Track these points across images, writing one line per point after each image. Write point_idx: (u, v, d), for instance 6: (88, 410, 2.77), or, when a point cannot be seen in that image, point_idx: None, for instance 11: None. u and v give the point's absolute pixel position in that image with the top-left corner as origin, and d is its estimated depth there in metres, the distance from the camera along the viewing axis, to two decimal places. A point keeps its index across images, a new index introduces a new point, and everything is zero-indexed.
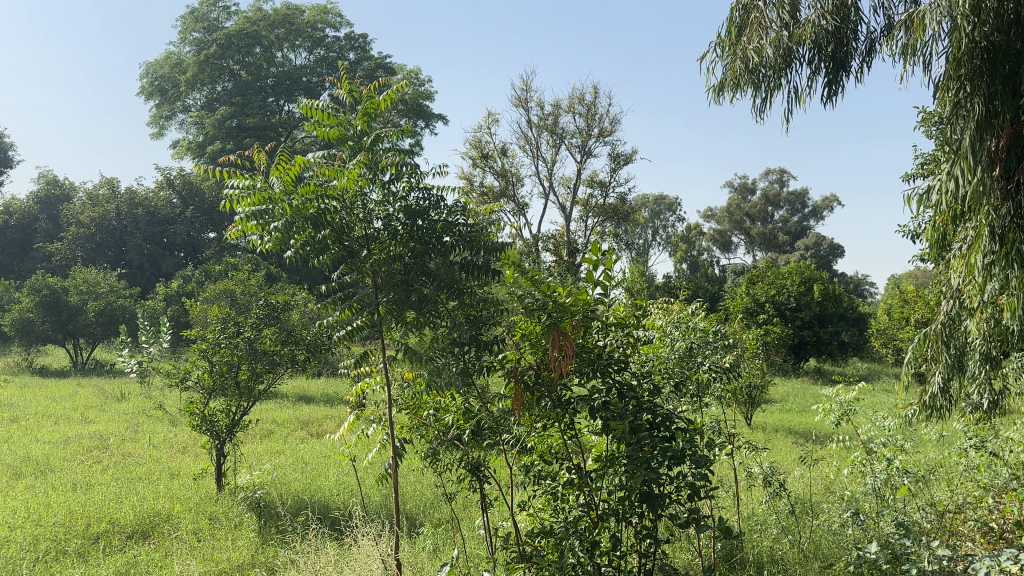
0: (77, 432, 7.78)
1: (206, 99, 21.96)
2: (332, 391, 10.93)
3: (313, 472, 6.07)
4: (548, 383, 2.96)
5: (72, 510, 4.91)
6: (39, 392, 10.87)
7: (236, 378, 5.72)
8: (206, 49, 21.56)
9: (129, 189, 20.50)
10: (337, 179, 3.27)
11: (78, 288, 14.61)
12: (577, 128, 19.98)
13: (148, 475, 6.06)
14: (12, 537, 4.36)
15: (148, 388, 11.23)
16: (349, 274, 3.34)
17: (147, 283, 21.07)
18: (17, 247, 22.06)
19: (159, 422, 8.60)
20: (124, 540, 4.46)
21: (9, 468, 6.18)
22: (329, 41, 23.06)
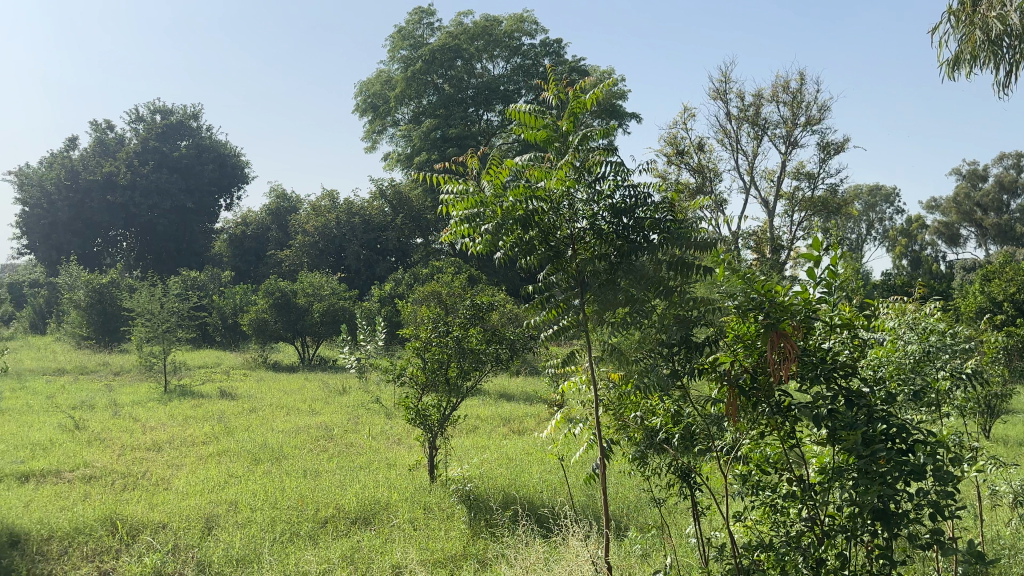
0: (306, 423, 8.60)
1: (413, 112, 23.46)
2: (531, 390, 11.18)
3: (518, 468, 6.22)
4: (765, 388, 2.78)
5: (303, 495, 5.40)
6: (274, 386, 12.15)
7: (446, 375, 6.00)
8: (413, 65, 23.00)
9: (347, 201, 22.48)
10: (545, 180, 3.29)
11: (305, 291, 16.11)
12: (780, 118, 18.94)
13: (368, 464, 6.55)
14: (254, 518, 4.87)
15: (365, 383, 12.17)
16: (554, 274, 3.39)
17: (363, 286, 22.84)
18: (252, 254, 25.08)
19: (376, 415, 9.27)
20: (349, 525, 4.84)
21: (252, 454, 6.95)
22: (525, 49, 23.41)
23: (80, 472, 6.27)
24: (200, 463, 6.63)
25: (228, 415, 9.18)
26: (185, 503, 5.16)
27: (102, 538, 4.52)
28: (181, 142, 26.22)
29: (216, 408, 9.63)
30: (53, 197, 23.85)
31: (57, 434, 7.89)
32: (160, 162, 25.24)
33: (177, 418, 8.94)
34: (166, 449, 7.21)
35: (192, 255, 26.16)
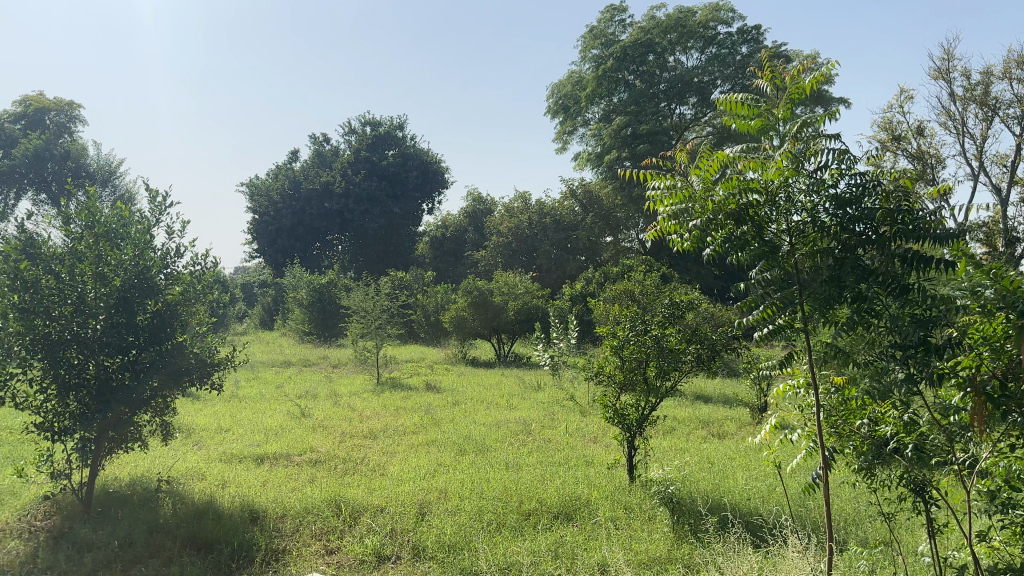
0: (506, 417, 8.87)
1: (604, 111, 23.47)
2: (730, 392, 10.76)
3: (722, 473, 6.01)
4: (1019, 396, 2.47)
5: (507, 487, 5.57)
6: (474, 380, 12.68)
7: (645, 374, 5.93)
8: (604, 63, 23.06)
9: (539, 202, 22.99)
10: (761, 171, 3.14)
11: (501, 290, 16.62)
12: (1016, 96, 16.73)
13: (567, 461, 6.63)
14: (463, 506, 5.10)
15: (560, 379, 12.34)
16: (769, 272, 3.19)
17: (555, 285, 23.23)
18: (451, 255, 26.41)
19: (572, 412, 9.36)
20: (552, 519, 4.93)
21: (457, 444, 7.29)
22: (721, 38, 22.29)
23: (308, 456, 6.92)
24: (411, 452, 7.07)
25: (433, 407, 9.70)
26: (399, 489, 5.52)
27: (328, 518, 4.94)
28: (389, 151, 28.08)
29: (422, 401, 10.22)
30: (280, 206, 26.64)
31: (288, 420, 8.76)
32: (370, 171, 27.20)
33: (388, 409, 9.59)
34: (380, 438, 7.76)
35: (398, 257, 28.03)
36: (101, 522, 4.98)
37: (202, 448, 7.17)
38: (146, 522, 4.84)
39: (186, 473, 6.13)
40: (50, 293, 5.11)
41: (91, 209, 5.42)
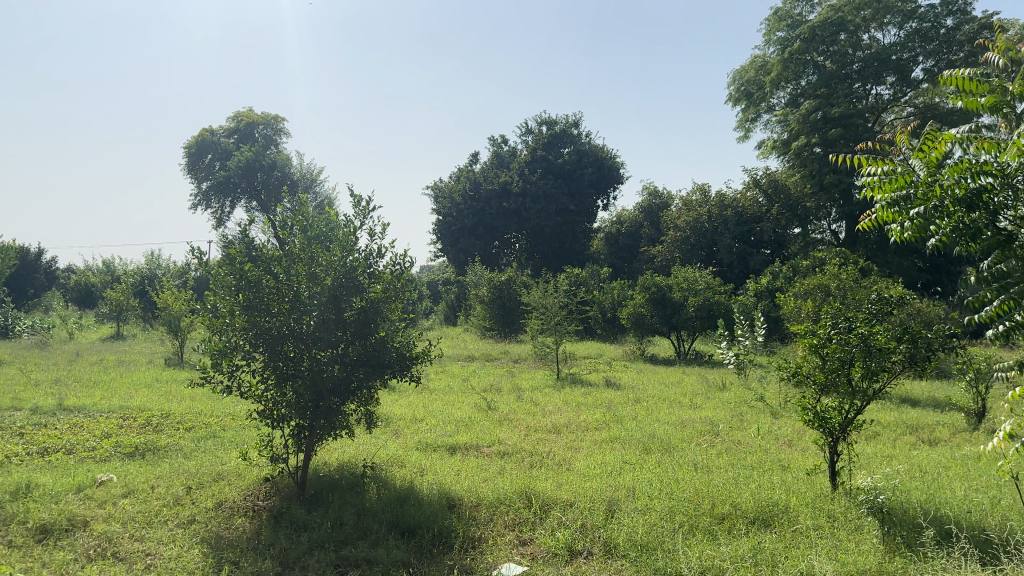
0: (691, 416, 8.67)
1: (790, 95, 22.36)
2: (942, 396, 9.80)
3: (937, 482, 5.49)
4: None
5: (698, 489, 5.43)
6: (655, 378, 12.50)
7: (849, 376, 5.54)
8: (789, 46, 21.89)
9: (719, 194, 22.23)
10: (997, 153, 2.83)
11: (680, 286, 16.21)
12: None
13: (760, 464, 6.36)
14: (654, 506, 5.04)
15: (746, 379, 11.84)
16: (1004, 263, 2.93)
17: (737, 280, 22.35)
18: (627, 251, 26.26)
19: (761, 413, 8.97)
20: (748, 525, 4.75)
21: (642, 443, 7.23)
22: (923, 11, 20.39)
23: (496, 448, 7.14)
24: (597, 448, 7.09)
25: (615, 404, 9.65)
26: (588, 485, 5.55)
27: (521, 510, 5.08)
28: (565, 150, 28.29)
29: (603, 397, 10.21)
30: (461, 207, 27.85)
31: (475, 413, 9.10)
32: (547, 170, 27.59)
33: (569, 405, 9.67)
34: (564, 433, 7.84)
35: (574, 254, 28.25)
36: (314, 504, 5.44)
37: (398, 438, 7.61)
38: (354, 505, 5.23)
39: (385, 461, 6.54)
40: (269, 291, 5.70)
41: (305, 214, 5.95)
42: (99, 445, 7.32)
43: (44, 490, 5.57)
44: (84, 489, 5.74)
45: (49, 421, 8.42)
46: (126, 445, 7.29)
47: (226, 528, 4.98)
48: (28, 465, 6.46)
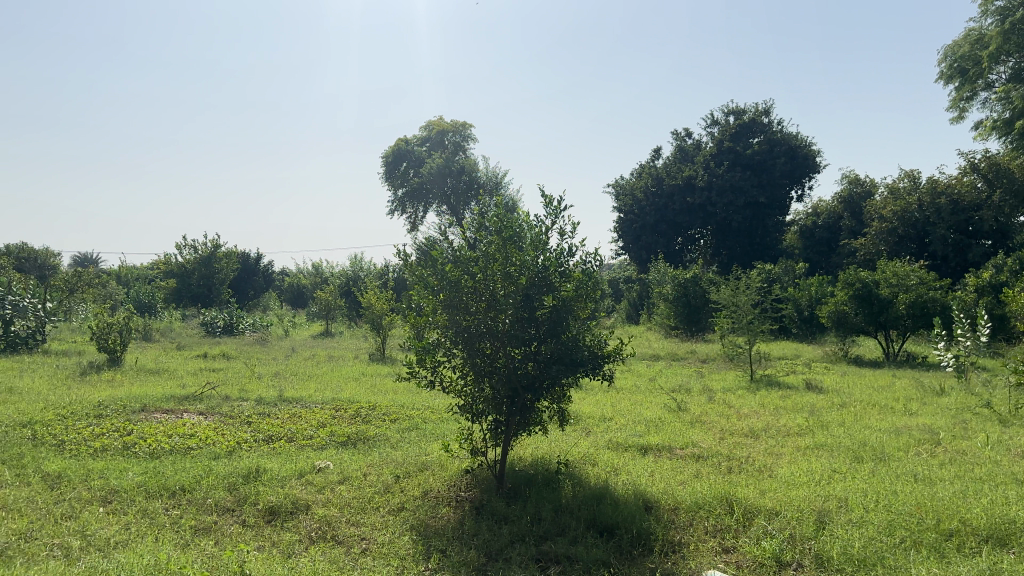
0: (906, 423, 7.91)
1: (1014, 69, 19.74)
2: None
3: None
4: None
5: (921, 502, 4.93)
6: (860, 382, 11.55)
7: None
8: (1012, 15, 19.36)
9: (931, 180, 20.19)
10: None
11: (889, 281, 14.86)
12: None
13: (993, 477, 5.66)
14: (868, 517, 4.66)
15: (969, 384, 10.64)
16: None
17: (955, 274, 20.22)
18: (824, 245, 24.64)
19: (991, 421, 8.00)
20: (982, 546, 4.25)
21: (851, 451, 6.71)
22: None
23: (690, 451, 6.95)
24: (800, 455, 6.67)
25: (818, 409, 9.05)
26: (794, 493, 5.24)
27: (722, 517, 4.90)
28: (754, 139, 26.83)
29: (804, 401, 9.60)
30: (644, 204, 27.59)
31: (666, 414, 8.91)
32: (735, 161, 26.42)
33: (767, 408, 9.20)
34: (763, 438, 7.47)
35: (765, 249, 26.87)
36: (513, 498, 5.59)
37: (590, 436, 7.62)
38: (551, 501, 5.30)
39: (579, 458, 6.57)
40: (468, 291, 5.90)
41: (500, 215, 6.11)
42: (315, 434, 7.99)
43: (271, 474, 6.16)
44: (305, 475, 6.29)
45: (273, 411, 9.31)
46: (339, 435, 7.90)
47: (432, 517, 5.23)
48: (257, 451, 7.19)
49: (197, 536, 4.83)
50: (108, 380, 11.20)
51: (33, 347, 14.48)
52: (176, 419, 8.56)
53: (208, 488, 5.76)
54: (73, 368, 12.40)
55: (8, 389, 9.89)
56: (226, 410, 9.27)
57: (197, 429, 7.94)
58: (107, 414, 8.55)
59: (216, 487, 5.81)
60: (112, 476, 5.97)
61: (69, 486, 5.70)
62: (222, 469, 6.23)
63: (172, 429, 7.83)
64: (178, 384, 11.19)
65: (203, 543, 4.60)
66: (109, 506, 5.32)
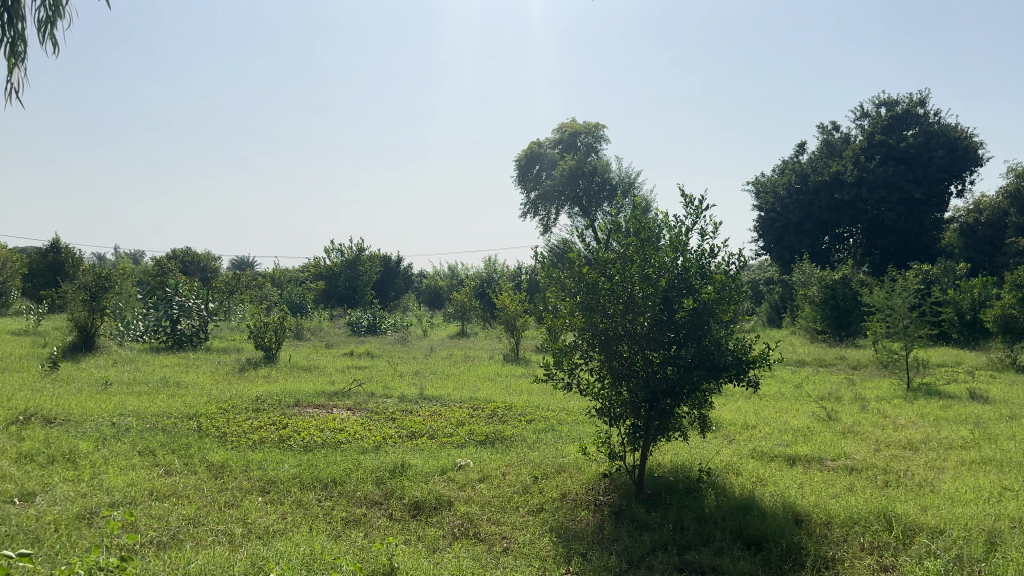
0: None
1: None
2: None
3: None
4: None
5: None
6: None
7: None
8: None
9: None
10: None
11: None
12: None
13: None
14: None
15: None
16: None
17: None
18: (989, 244, 22.57)
19: None
20: None
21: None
22: None
23: (842, 463, 6.55)
24: (965, 470, 6.14)
25: (986, 421, 8.28)
26: (960, 511, 4.84)
27: (879, 533, 4.61)
28: (909, 132, 24.91)
29: (968, 412, 8.80)
30: (785, 201, 26.49)
31: (813, 422, 8.46)
32: (886, 155, 24.70)
33: (926, 419, 8.51)
34: (922, 451, 6.92)
35: (922, 249, 24.83)
36: (654, 505, 5.49)
37: (731, 444, 7.36)
38: (694, 509, 5.16)
39: (721, 466, 6.36)
40: (606, 294, 5.86)
41: (637, 217, 6.03)
42: (455, 432, 8.20)
43: (416, 470, 6.38)
44: (447, 472, 6.47)
45: (414, 408, 9.65)
46: (478, 434, 8.07)
47: (571, 520, 5.25)
48: (402, 447, 7.48)
49: (348, 527, 5.08)
50: (264, 376, 12.02)
51: (198, 344, 15.79)
52: (327, 414, 9.07)
53: (357, 482, 6.04)
54: (233, 364, 13.42)
55: (179, 382, 10.83)
56: (370, 406, 9.71)
57: (344, 424, 8.35)
58: (265, 407, 9.16)
59: (365, 481, 6.09)
60: (270, 467, 6.39)
61: (233, 475, 6.15)
62: (369, 464, 6.51)
63: (322, 424, 8.28)
64: (327, 380, 11.83)
65: (354, 535, 4.83)
66: (268, 495, 5.70)
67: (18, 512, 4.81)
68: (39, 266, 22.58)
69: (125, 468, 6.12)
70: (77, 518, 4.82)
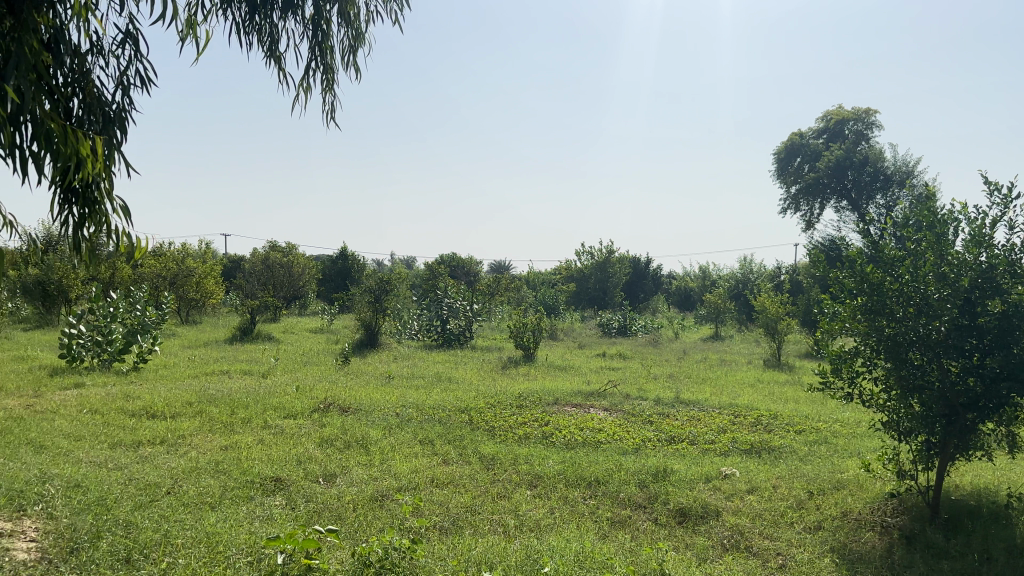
0: None
1: None
2: None
3: None
4: None
5: None
6: None
7: None
8: None
9: None
10: None
11: None
12: None
13: None
14: None
15: None
16: None
17: None
18: None
19: None
20: None
21: None
22: None
23: None
24: None
25: None
26: None
27: None
28: None
29: None
30: None
31: None
32: None
33: None
34: None
35: None
36: (955, 533, 4.85)
37: None
38: (1008, 541, 4.47)
39: None
40: (894, 296, 5.28)
41: (929, 209, 5.34)
42: (717, 439, 7.90)
43: (679, 476, 6.24)
44: (712, 480, 6.25)
45: (673, 412, 9.48)
46: (743, 442, 7.71)
47: (855, 541, 4.80)
48: (662, 450, 7.37)
49: (615, 528, 5.09)
50: (524, 374, 12.59)
51: (465, 342, 16.97)
52: (586, 414, 9.24)
53: (620, 483, 6.05)
54: (496, 362, 14.20)
55: (449, 378, 11.71)
56: (628, 407, 9.71)
57: (604, 424, 8.43)
58: (527, 404, 9.56)
59: (628, 482, 6.08)
60: (535, 462, 6.63)
61: (502, 468, 6.48)
62: (631, 466, 6.50)
63: (582, 423, 8.44)
64: (584, 380, 12.06)
65: (621, 537, 4.83)
66: (535, 490, 5.91)
67: (324, 491, 5.47)
68: (332, 273, 25.86)
69: (408, 456, 6.72)
70: (371, 499, 5.36)
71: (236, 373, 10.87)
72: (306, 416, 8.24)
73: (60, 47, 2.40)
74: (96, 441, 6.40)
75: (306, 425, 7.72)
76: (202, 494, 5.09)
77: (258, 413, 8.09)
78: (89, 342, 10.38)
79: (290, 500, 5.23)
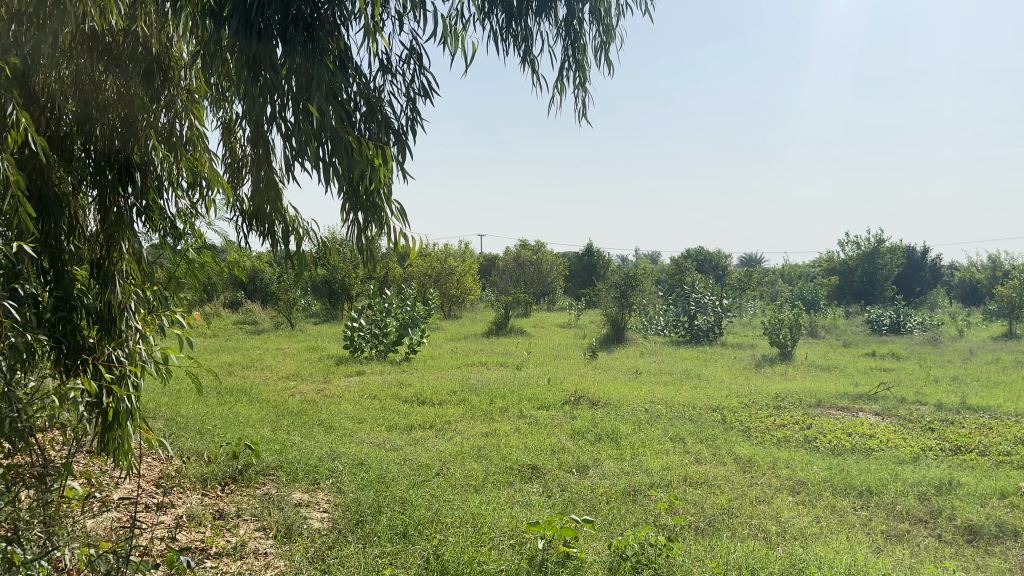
0: None
1: None
2: None
3: None
4: None
5: None
6: None
7: None
8: None
9: None
10: None
11: None
12: None
13: None
14: None
15: None
16: None
17: None
18: None
19: None
20: None
21: None
22: None
23: None
24: None
25: None
26: None
27: None
28: None
29: None
30: None
31: None
32: None
33: None
34: None
35: None
36: None
37: None
38: None
39: None
40: None
41: None
42: (1015, 450, 6.83)
43: (968, 490, 5.49)
44: (1009, 496, 5.42)
45: (958, 418, 8.36)
46: None
47: None
48: (948, 461, 6.53)
49: (891, 542, 4.61)
50: (781, 373, 11.86)
51: (714, 338, 16.33)
52: (853, 418, 8.48)
53: (896, 494, 5.47)
54: (749, 359, 13.55)
55: (699, 375, 11.39)
56: (904, 412, 8.75)
57: (876, 430, 7.67)
58: (785, 405, 8.99)
59: (905, 493, 5.48)
60: (797, 467, 6.22)
61: (761, 471, 6.15)
62: (910, 476, 5.84)
63: (850, 428, 7.75)
64: (851, 381, 11.06)
65: (900, 551, 4.36)
66: (798, 496, 5.52)
67: (577, 481, 5.59)
68: (580, 269, 26.44)
69: (660, 452, 6.64)
70: (623, 493, 5.38)
71: (493, 365, 11.52)
72: (559, 407, 8.49)
73: (350, 66, 2.58)
74: (376, 424, 7.14)
75: (558, 416, 7.96)
76: (467, 477, 5.45)
77: (515, 403, 8.49)
78: (369, 334, 11.61)
79: (546, 487, 5.41)
